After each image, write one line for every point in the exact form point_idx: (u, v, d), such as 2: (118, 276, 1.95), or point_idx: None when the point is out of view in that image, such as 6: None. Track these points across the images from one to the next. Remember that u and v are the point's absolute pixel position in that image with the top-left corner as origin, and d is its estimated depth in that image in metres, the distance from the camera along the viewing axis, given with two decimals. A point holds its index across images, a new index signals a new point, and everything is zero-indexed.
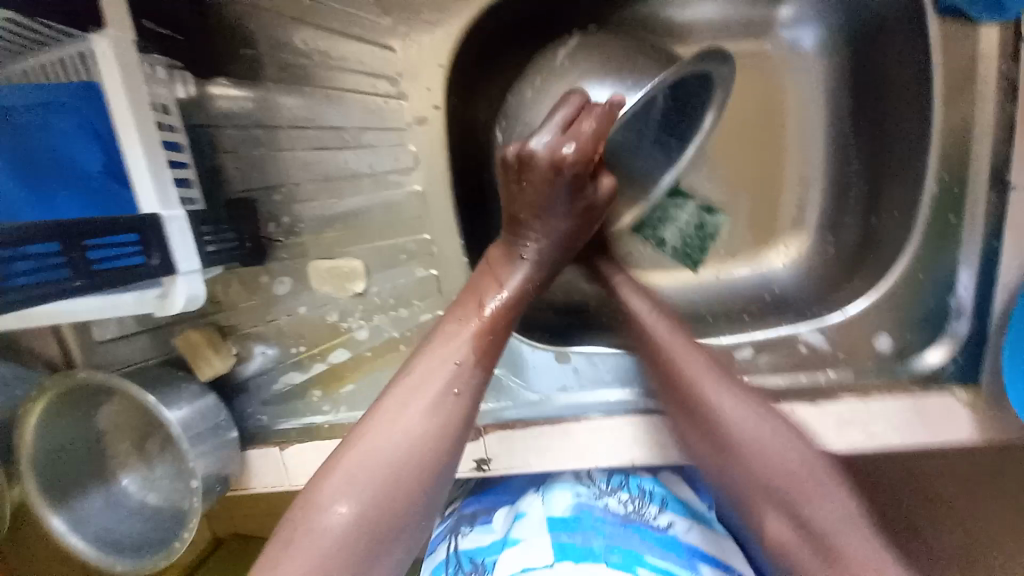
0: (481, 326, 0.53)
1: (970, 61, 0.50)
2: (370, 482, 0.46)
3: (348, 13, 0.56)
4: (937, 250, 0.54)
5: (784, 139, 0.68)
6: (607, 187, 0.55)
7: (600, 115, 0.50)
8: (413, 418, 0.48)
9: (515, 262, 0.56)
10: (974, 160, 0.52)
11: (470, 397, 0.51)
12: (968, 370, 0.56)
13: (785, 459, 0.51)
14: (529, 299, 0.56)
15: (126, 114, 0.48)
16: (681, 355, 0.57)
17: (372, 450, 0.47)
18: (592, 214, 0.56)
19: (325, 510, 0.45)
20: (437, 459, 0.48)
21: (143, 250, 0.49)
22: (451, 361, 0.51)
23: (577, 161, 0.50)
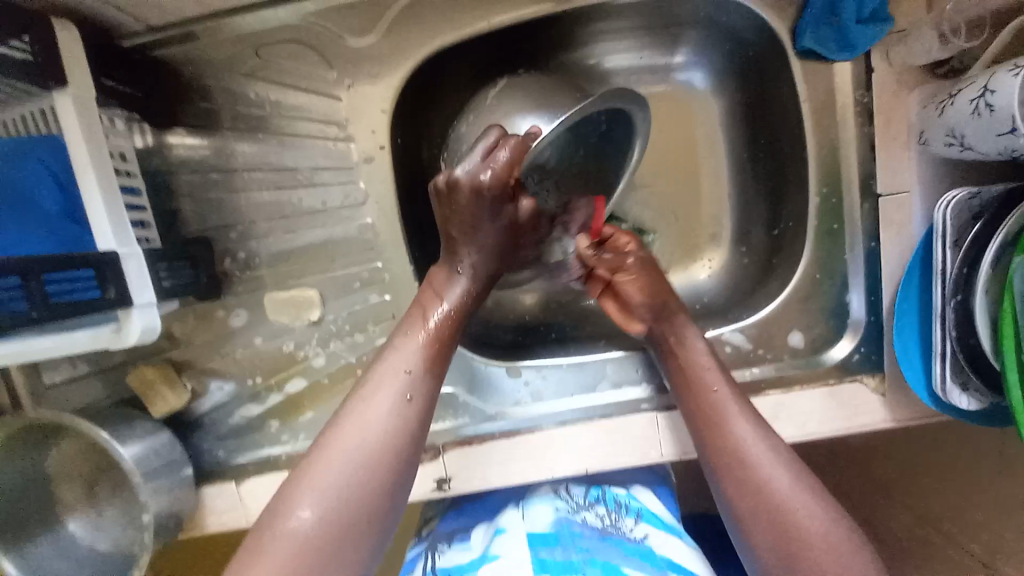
0: (428, 336, 0.57)
1: (831, 94, 0.62)
2: (334, 491, 0.48)
3: (297, 69, 0.63)
4: (829, 250, 0.64)
5: (697, 166, 0.77)
6: (528, 208, 0.61)
7: (514, 146, 0.56)
8: (373, 420, 0.51)
9: (453, 278, 0.60)
10: (846, 174, 0.63)
11: (422, 403, 0.54)
12: (872, 358, 0.64)
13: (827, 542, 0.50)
14: (470, 310, 0.61)
15: (85, 159, 0.52)
16: (724, 406, 0.57)
17: (339, 452, 0.50)
18: (518, 228, 0.62)
19: (290, 516, 0.47)
20: (394, 462, 0.50)
21: (99, 284, 0.51)
22: (404, 370, 0.54)
23: (494, 185, 0.56)
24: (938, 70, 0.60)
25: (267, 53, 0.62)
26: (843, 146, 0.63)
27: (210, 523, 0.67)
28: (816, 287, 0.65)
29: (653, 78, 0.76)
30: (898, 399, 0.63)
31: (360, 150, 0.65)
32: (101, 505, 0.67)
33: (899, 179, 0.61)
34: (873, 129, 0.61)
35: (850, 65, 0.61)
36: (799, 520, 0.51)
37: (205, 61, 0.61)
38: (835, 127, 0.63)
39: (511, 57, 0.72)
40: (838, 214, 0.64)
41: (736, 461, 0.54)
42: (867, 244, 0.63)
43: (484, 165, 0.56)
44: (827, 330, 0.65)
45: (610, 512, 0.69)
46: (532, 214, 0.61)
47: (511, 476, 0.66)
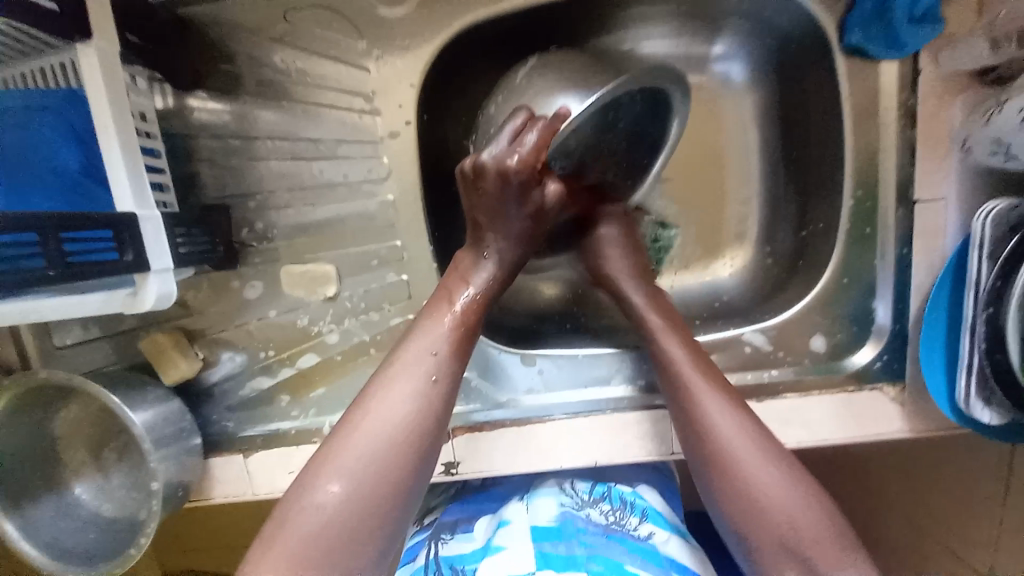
0: (454, 319, 0.56)
1: (874, 94, 0.60)
2: (360, 467, 0.48)
3: (326, 37, 0.61)
4: (858, 256, 0.63)
5: (725, 162, 0.75)
6: (555, 194, 0.59)
7: (541, 128, 0.55)
8: (398, 400, 0.51)
9: (479, 262, 0.60)
10: (882, 178, 0.61)
11: (447, 385, 0.53)
12: (893, 368, 0.63)
13: (807, 527, 0.50)
14: (496, 294, 0.60)
15: (106, 116, 0.51)
16: (702, 396, 0.56)
17: (365, 433, 0.49)
18: (546, 214, 0.60)
19: (316, 490, 0.47)
20: (418, 444, 0.50)
21: (117, 247, 0.50)
22: (430, 351, 0.53)
23: (521, 169, 0.55)
24: (985, 78, 0.58)
25: (294, 17, 0.60)
26: (881, 149, 0.61)
27: (215, 493, 0.67)
28: (841, 293, 0.64)
29: (687, 68, 0.74)
30: (917, 410, 0.62)
31: (385, 124, 0.64)
32: (108, 471, 0.67)
33: (936, 186, 0.60)
34: (914, 133, 0.59)
35: (897, 65, 0.59)
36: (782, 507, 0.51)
37: (234, 24, 0.60)
38: (875, 129, 0.61)
39: (543, 37, 0.69)
40: (870, 219, 0.62)
41: (720, 454, 0.54)
42: (898, 251, 0.62)
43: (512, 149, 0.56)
44: (850, 337, 0.64)
45: (615, 510, 0.68)
46: (559, 199, 0.59)
47: (518, 464, 0.66)
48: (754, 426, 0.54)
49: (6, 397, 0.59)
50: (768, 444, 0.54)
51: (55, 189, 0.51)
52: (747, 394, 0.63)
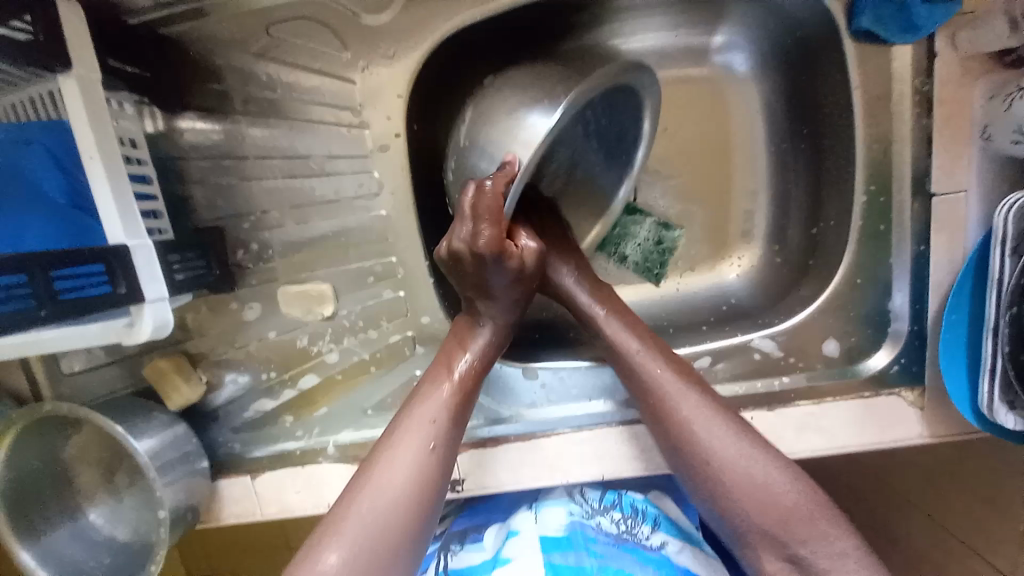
0: (450, 390, 0.54)
1: (887, 81, 0.57)
2: (362, 537, 0.47)
3: (311, 48, 0.59)
4: (874, 252, 0.60)
5: (729, 158, 0.72)
6: (532, 257, 0.56)
7: (495, 195, 0.52)
8: (400, 463, 0.50)
9: (476, 327, 0.58)
10: (898, 170, 0.58)
11: (446, 451, 0.52)
12: (911, 370, 0.60)
13: (784, 498, 0.50)
14: (495, 358, 0.59)
15: (92, 146, 0.50)
16: (670, 390, 0.55)
17: (372, 494, 0.49)
18: (529, 279, 0.57)
19: (318, 561, 0.46)
20: (420, 506, 0.49)
21: (109, 279, 0.49)
22: (428, 421, 0.53)
23: (490, 246, 0.52)
24: (1003, 60, 0.55)
25: (279, 31, 0.58)
26: (896, 140, 0.58)
27: (224, 514, 0.67)
28: (857, 292, 0.61)
29: (687, 62, 0.71)
30: (938, 413, 0.60)
31: (375, 137, 0.63)
32: (121, 493, 0.67)
33: (957, 176, 0.56)
34: (932, 121, 0.56)
35: (912, 50, 0.56)
36: (760, 478, 0.51)
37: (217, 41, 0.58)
38: (890, 119, 0.57)
39: (535, 35, 0.67)
40: (887, 214, 0.59)
41: (693, 440, 0.53)
42: (917, 247, 0.58)
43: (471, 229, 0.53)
44: (868, 338, 0.61)
45: (626, 518, 0.66)
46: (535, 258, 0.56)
47: (524, 479, 0.65)
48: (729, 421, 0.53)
49: (13, 430, 0.59)
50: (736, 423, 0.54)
51: (44, 215, 0.51)
52: (758, 403, 0.61)
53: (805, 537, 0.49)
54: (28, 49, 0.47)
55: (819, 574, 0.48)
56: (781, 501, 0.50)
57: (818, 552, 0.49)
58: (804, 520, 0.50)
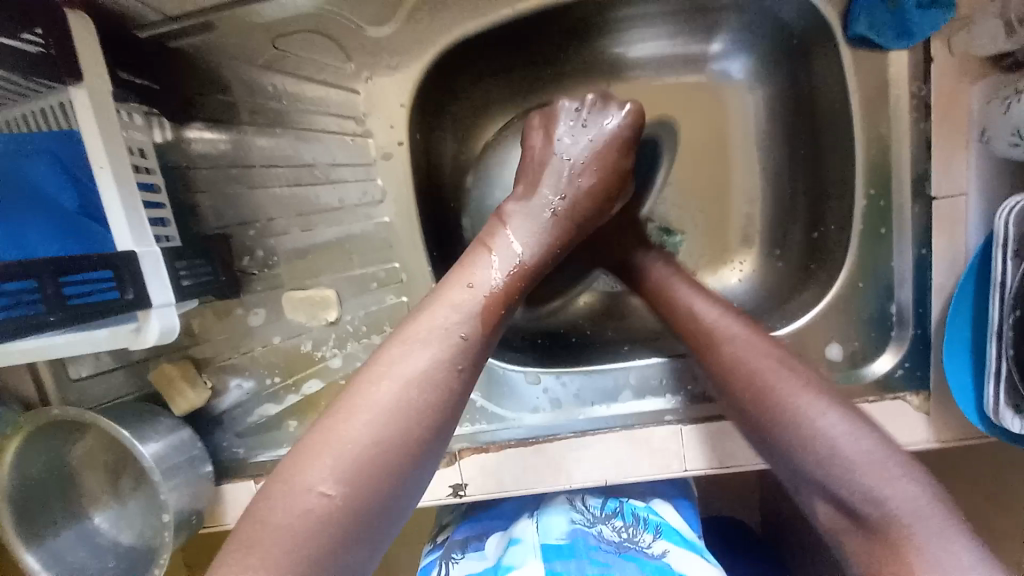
0: (488, 295, 0.51)
1: (883, 86, 0.57)
2: (353, 458, 0.42)
3: (314, 60, 0.60)
4: (875, 257, 0.60)
5: (728, 164, 0.73)
6: (631, 178, 0.62)
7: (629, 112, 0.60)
8: (407, 376, 0.45)
9: (517, 229, 0.55)
10: (897, 174, 0.58)
11: (469, 375, 0.48)
12: (917, 375, 0.60)
13: (849, 446, 0.45)
14: (535, 275, 0.55)
15: (102, 157, 0.51)
16: (721, 328, 0.55)
17: (370, 406, 0.44)
18: (617, 187, 0.60)
19: (303, 487, 0.41)
20: (425, 431, 0.45)
21: (118, 286, 0.51)
22: (456, 333, 0.48)
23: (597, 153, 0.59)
24: (999, 64, 0.55)
25: (284, 44, 0.59)
26: (894, 144, 0.58)
27: (229, 518, 0.67)
28: (859, 296, 0.61)
29: (686, 70, 0.72)
30: (943, 417, 0.59)
31: (378, 146, 0.64)
32: (124, 498, 0.68)
33: (957, 180, 0.57)
34: (929, 125, 0.56)
35: (907, 55, 0.57)
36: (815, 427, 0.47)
37: (224, 53, 0.60)
38: (887, 124, 0.58)
39: (536, 44, 0.68)
40: (887, 217, 0.59)
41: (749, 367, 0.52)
42: (917, 251, 0.59)
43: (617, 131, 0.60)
44: (871, 342, 0.61)
45: (627, 526, 0.67)
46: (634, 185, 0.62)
47: (527, 485, 0.64)
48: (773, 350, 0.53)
49: (20, 433, 0.60)
50: (795, 366, 0.52)
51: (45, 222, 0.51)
52: None
53: (874, 480, 0.44)
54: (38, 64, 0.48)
55: (877, 523, 0.43)
56: (836, 447, 0.46)
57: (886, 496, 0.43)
58: (862, 467, 0.44)
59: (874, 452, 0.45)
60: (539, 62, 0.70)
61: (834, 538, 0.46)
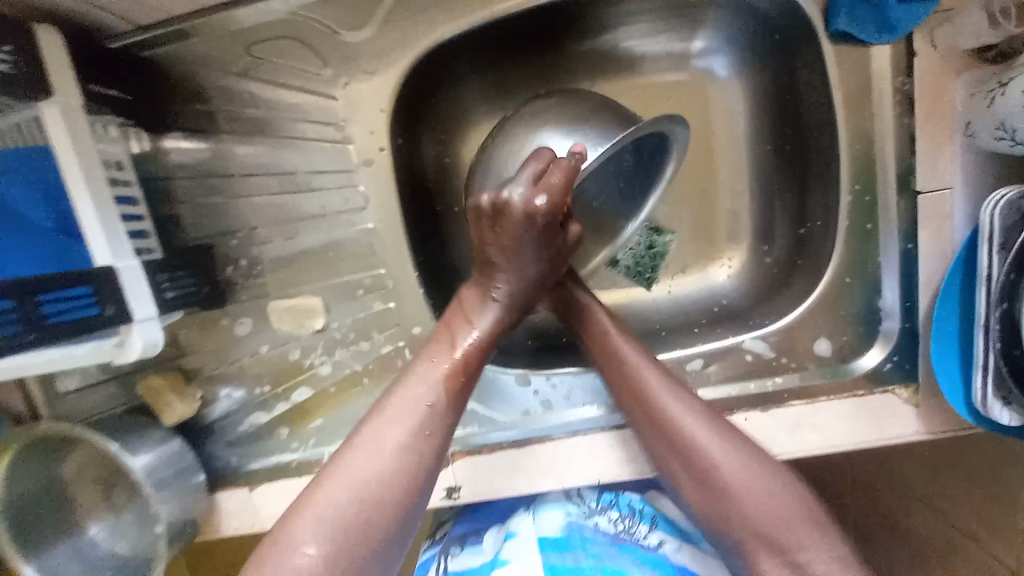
0: (456, 364, 0.55)
1: (867, 80, 0.57)
2: (340, 523, 0.46)
3: (291, 67, 0.59)
4: (860, 252, 0.60)
5: (714, 161, 0.73)
6: (575, 234, 0.60)
7: (565, 170, 0.54)
8: (385, 448, 0.49)
9: (487, 302, 0.58)
10: (881, 168, 0.58)
11: (441, 438, 0.52)
12: (905, 368, 0.60)
13: (771, 502, 0.50)
14: (499, 337, 0.59)
15: (76, 172, 0.50)
16: (654, 390, 0.56)
17: (350, 478, 0.48)
18: (563, 257, 0.61)
19: (293, 549, 0.45)
20: (408, 491, 0.49)
21: (98, 301, 0.50)
22: (424, 403, 0.52)
23: (548, 212, 0.53)
24: (984, 55, 0.55)
25: (259, 50, 0.58)
26: (878, 138, 0.58)
27: (224, 526, 0.68)
28: (845, 292, 0.61)
29: (670, 67, 0.71)
30: (931, 411, 0.59)
31: (359, 152, 0.64)
32: (119, 510, 0.68)
33: (942, 174, 0.56)
34: (914, 119, 0.56)
35: (890, 48, 0.56)
36: (749, 484, 0.50)
37: (198, 62, 0.59)
38: (871, 119, 0.58)
39: (517, 46, 0.67)
40: (872, 212, 0.59)
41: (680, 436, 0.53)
42: (903, 245, 0.58)
43: (551, 220, 0.54)
44: (858, 337, 0.61)
45: (623, 518, 0.67)
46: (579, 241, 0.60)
47: (520, 486, 0.65)
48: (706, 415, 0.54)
49: (10, 451, 0.59)
50: (723, 429, 0.53)
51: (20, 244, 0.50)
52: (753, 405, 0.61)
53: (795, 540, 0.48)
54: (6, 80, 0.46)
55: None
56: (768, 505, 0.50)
57: (814, 562, 0.47)
58: (794, 520, 0.49)
59: (794, 504, 0.50)
60: (522, 63, 0.69)
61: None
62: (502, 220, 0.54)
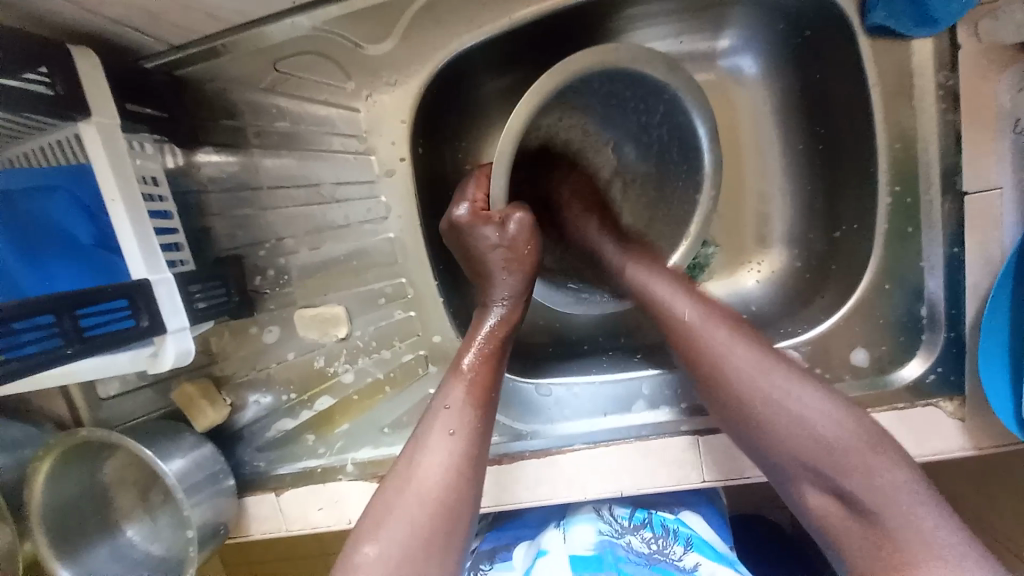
0: (466, 377, 0.56)
1: (905, 76, 0.55)
2: (395, 525, 0.49)
3: (316, 82, 0.61)
4: (899, 257, 0.58)
5: (743, 164, 0.70)
6: (519, 221, 0.57)
7: (479, 175, 0.62)
8: (423, 461, 0.52)
9: (485, 311, 0.60)
10: (923, 169, 0.56)
11: (467, 435, 0.53)
12: (951, 381, 0.57)
13: (828, 438, 0.48)
14: (507, 340, 0.59)
15: (114, 190, 0.52)
16: (707, 330, 0.55)
17: (409, 498, 0.50)
18: (520, 243, 0.58)
19: (357, 551, 0.49)
20: (453, 498, 0.50)
21: (132, 313, 0.52)
22: (443, 406, 0.54)
23: (467, 215, 0.58)
24: None
25: (286, 66, 0.59)
26: (920, 137, 0.55)
27: (254, 530, 0.69)
28: (883, 299, 0.58)
29: (695, 67, 0.69)
30: (977, 425, 0.56)
31: (381, 162, 0.64)
32: (155, 512, 0.70)
33: (989, 173, 0.53)
34: (958, 116, 0.53)
35: (929, 43, 0.54)
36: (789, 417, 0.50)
37: (228, 78, 0.60)
38: (910, 117, 0.55)
39: (541, 54, 0.66)
40: (913, 214, 0.57)
41: (722, 372, 0.53)
42: (949, 249, 0.56)
43: (476, 224, 0.58)
44: (899, 346, 0.58)
45: (657, 538, 0.65)
46: (524, 227, 0.57)
47: (543, 497, 0.64)
48: (753, 344, 0.53)
49: (49, 458, 0.62)
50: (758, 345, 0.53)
51: (65, 259, 0.51)
52: None
53: (843, 470, 0.47)
54: (45, 103, 0.48)
55: (870, 510, 0.46)
56: (824, 440, 0.48)
57: (863, 488, 0.46)
58: (847, 449, 0.48)
59: (857, 436, 0.48)
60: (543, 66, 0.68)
61: (824, 523, 0.49)
62: (453, 236, 0.61)
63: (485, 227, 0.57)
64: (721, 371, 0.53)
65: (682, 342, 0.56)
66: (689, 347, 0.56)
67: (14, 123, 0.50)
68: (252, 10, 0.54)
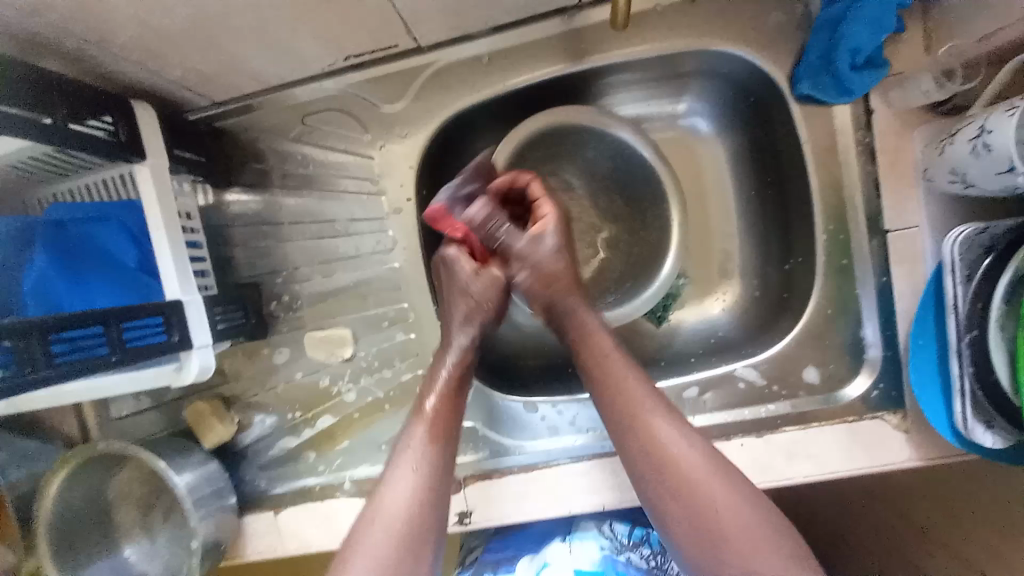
0: (429, 419, 0.59)
1: (830, 134, 0.66)
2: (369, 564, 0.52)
3: (337, 133, 0.71)
4: (839, 285, 0.66)
5: (707, 206, 0.80)
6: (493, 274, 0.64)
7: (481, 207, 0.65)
8: (395, 500, 0.55)
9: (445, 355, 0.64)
10: (852, 211, 0.66)
11: (432, 472, 0.57)
12: (891, 394, 0.64)
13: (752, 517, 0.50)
14: (466, 377, 0.63)
15: (159, 223, 0.60)
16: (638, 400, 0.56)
17: (371, 537, 0.53)
18: (487, 296, 0.64)
19: None
20: (421, 530, 0.54)
21: (166, 329, 0.58)
22: (409, 448, 0.58)
23: (453, 253, 0.65)
24: (938, 110, 0.61)
25: (312, 120, 0.70)
26: (847, 184, 0.66)
27: (248, 550, 0.71)
28: (831, 322, 0.67)
29: (660, 126, 0.80)
30: (921, 437, 0.62)
31: (389, 202, 0.73)
32: (154, 531, 0.72)
33: (907, 214, 0.63)
34: (876, 167, 0.64)
35: (850, 108, 0.65)
36: (735, 514, 0.51)
37: (256, 129, 0.70)
38: (839, 167, 0.66)
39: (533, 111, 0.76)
40: (849, 249, 0.66)
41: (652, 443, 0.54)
42: (879, 279, 0.64)
43: (458, 265, 0.64)
44: (846, 364, 0.66)
45: (655, 554, 0.69)
46: (494, 283, 0.64)
47: (531, 510, 0.67)
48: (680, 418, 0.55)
49: (63, 470, 0.65)
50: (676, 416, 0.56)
51: (109, 282, 0.57)
52: (749, 430, 0.65)
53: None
54: (108, 146, 0.56)
55: None
56: (746, 522, 0.50)
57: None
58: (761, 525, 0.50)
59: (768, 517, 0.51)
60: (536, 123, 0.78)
61: None
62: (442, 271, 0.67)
63: (468, 276, 0.64)
64: (663, 466, 0.53)
65: (614, 409, 0.57)
66: (617, 408, 0.57)
67: (74, 163, 0.58)
68: (284, 76, 0.64)
